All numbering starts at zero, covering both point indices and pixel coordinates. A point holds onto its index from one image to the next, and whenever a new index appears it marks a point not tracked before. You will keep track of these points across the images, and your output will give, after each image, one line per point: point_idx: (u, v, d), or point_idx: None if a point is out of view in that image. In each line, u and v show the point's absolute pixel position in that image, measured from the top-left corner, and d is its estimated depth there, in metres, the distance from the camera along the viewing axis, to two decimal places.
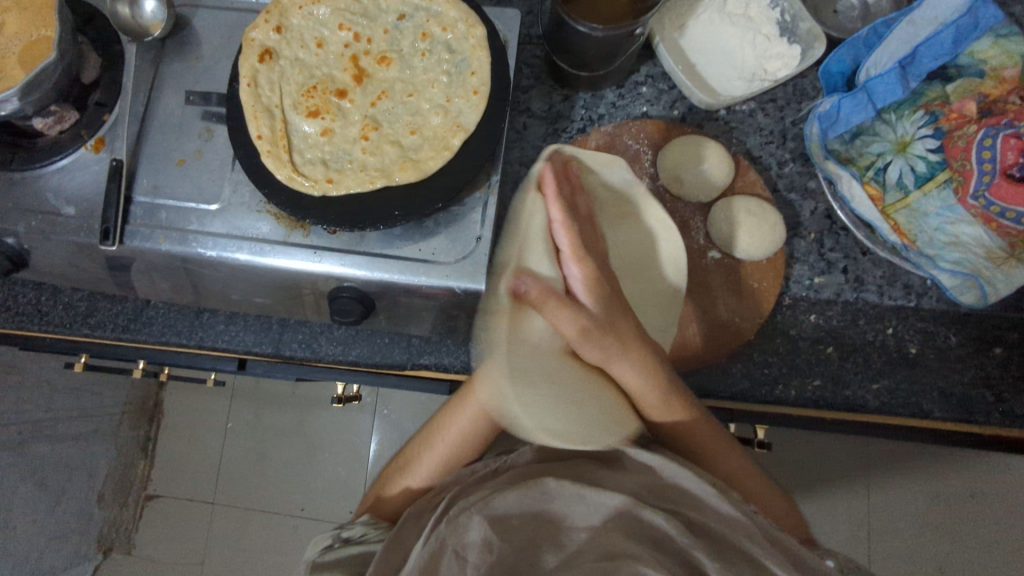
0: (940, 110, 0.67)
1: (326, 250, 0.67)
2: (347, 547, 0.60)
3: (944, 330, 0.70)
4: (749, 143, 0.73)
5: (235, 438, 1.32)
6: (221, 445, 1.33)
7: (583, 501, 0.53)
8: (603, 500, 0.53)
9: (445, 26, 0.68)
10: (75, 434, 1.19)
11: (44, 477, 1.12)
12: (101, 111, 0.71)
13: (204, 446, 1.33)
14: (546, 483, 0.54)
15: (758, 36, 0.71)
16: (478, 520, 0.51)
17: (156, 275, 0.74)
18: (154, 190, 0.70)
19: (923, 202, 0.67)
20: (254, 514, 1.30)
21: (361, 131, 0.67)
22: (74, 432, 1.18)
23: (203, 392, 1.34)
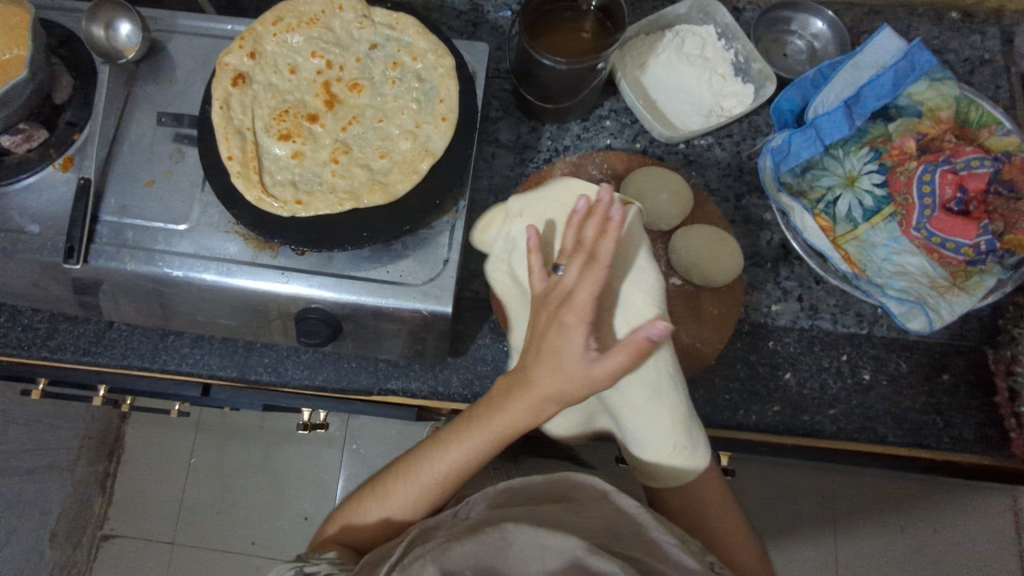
0: (883, 146, 0.71)
1: (294, 272, 0.68)
2: None
3: (895, 356, 0.73)
4: (707, 176, 0.77)
5: (198, 471, 1.28)
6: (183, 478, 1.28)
7: (540, 548, 0.48)
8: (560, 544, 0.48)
9: (415, 57, 0.70)
10: None
11: None
12: (71, 130, 0.72)
13: (165, 480, 1.29)
14: (505, 529, 0.50)
15: (713, 75, 0.76)
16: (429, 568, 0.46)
17: (122, 297, 0.73)
18: (121, 210, 0.70)
19: (869, 234, 0.70)
20: (214, 552, 1.25)
21: (331, 154, 0.68)
22: None
23: (164, 424, 1.31)
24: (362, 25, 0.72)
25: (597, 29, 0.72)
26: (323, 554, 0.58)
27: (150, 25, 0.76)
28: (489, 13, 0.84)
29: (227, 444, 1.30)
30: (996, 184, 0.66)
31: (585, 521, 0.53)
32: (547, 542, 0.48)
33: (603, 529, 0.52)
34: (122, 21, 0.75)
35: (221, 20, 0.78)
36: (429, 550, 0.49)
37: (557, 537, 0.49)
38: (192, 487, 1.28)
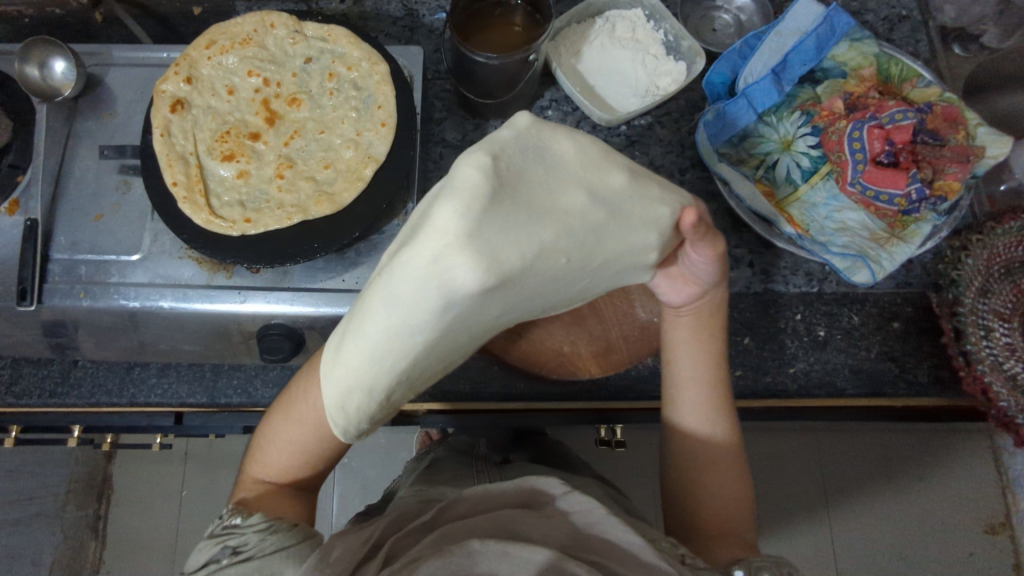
0: (813, 109, 0.73)
1: (250, 290, 0.68)
2: (236, 564, 0.48)
3: (846, 311, 0.75)
4: (650, 155, 0.79)
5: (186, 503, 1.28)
6: (172, 512, 1.28)
7: (510, 558, 0.45)
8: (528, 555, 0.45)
9: (349, 66, 0.71)
10: None
11: None
12: (14, 173, 0.72)
13: (154, 515, 1.28)
14: (470, 545, 0.45)
15: (646, 56, 0.77)
16: None
17: (84, 334, 0.73)
18: (72, 247, 0.70)
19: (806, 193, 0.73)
20: None
21: (275, 170, 0.69)
22: None
23: (148, 459, 1.30)
24: (295, 41, 0.72)
25: (527, 21, 0.73)
26: (248, 522, 0.51)
27: (84, 60, 0.76)
28: (424, 16, 0.85)
29: (213, 472, 1.29)
30: (922, 135, 0.69)
31: (556, 523, 0.50)
32: (518, 551, 0.45)
33: (575, 530, 0.50)
34: (55, 59, 0.74)
35: (156, 48, 0.78)
36: (398, 568, 0.45)
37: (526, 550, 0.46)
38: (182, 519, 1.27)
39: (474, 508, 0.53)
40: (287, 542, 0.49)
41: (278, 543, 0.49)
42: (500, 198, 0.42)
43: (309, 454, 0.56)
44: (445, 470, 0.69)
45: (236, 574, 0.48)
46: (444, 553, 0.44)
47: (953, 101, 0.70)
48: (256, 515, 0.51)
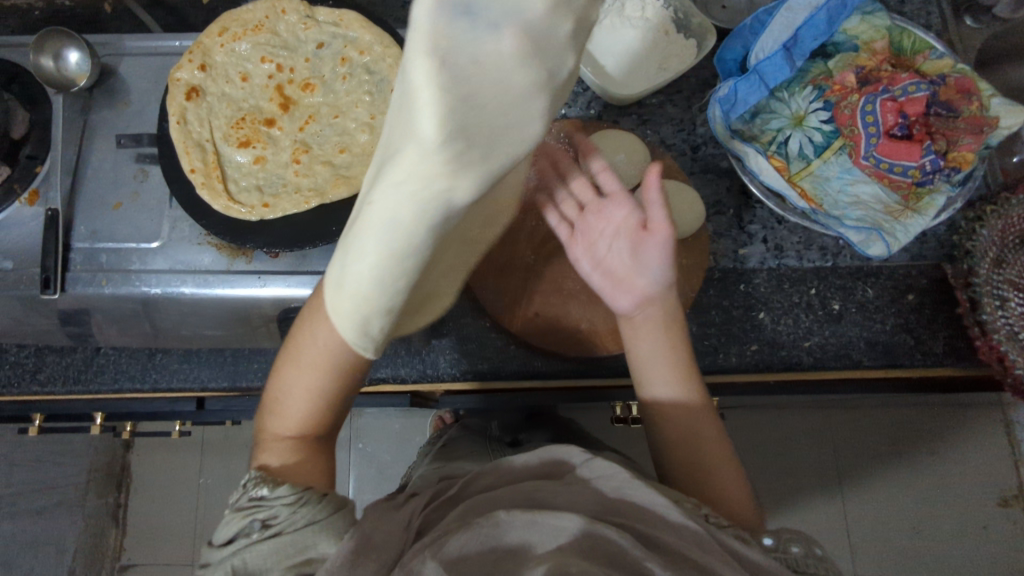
0: (825, 84, 0.73)
1: (271, 274, 0.69)
2: (265, 537, 0.46)
3: (861, 284, 0.75)
4: (662, 133, 0.79)
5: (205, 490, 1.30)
6: (191, 498, 1.30)
7: (537, 526, 0.46)
8: (559, 522, 0.46)
9: (362, 50, 0.71)
10: None
11: None
12: (33, 163, 0.73)
13: (174, 502, 1.30)
14: (498, 516, 0.47)
15: (656, 35, 0.77)
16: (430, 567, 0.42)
17: (106, 321, 0.74)
18: (93, 235, 0.71)
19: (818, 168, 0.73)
20: None
21: (292, 155, 0.69)
22: None
23: (167, 446, 1.32)
24: (307, 26, 0.73)
25: None
26: (277, 492, 0.49)
27: (98, 50, 0.77)
28: None
29: (231, 457, 1.30)
30: (935, 106, 0.68)
31: (581, 491, 0.51)
32: (546, 519, 0.46)
33: (602, 497, 0.50)
34: (69, 50, 0.75)
35: (168, 37, 0.78)
36: (430, 541, 0.46)
37: (554, 517, 0.46)
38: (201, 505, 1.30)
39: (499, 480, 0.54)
40: (317, 515, 0.48)
41: (309, 517, 0.47)
42: (481, 109, 0.38)
43: (328, 403, 0.55)
44: (467, 448, 0.71)
45: (267, 550, 0.45)
46: (471, 527, 0.46)
47: (966, 72, 0.70)
48: (283, 486, 0.49)
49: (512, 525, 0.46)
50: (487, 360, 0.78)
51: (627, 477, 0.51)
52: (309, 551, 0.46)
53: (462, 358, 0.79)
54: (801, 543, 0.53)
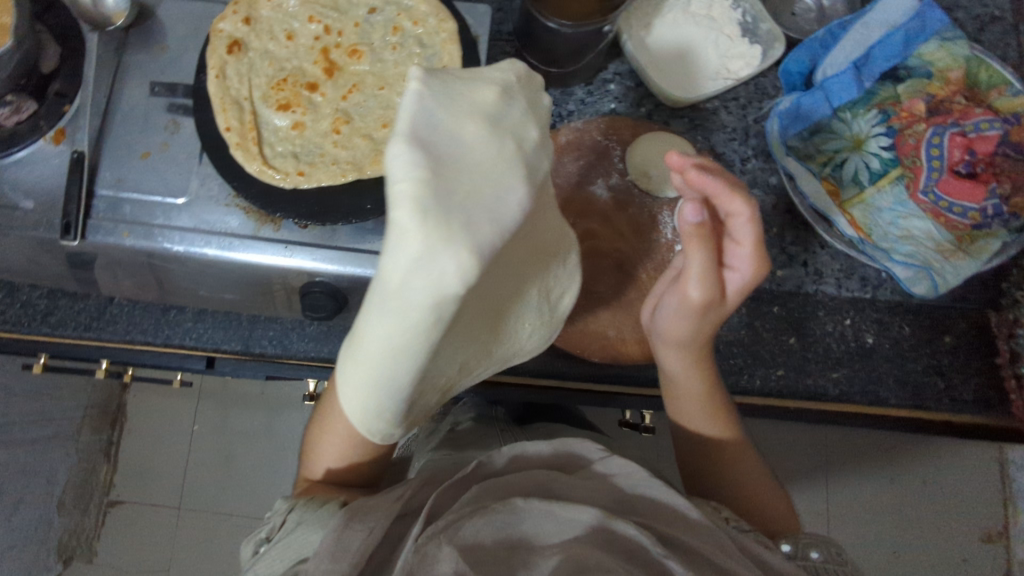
0: (892, 109, 0.70)
1: (298, 245, 0.67)
2: (271, 550, 0.49)
3: (898, 320, 0.74)
4: (712, 141, 0.76)
5: (200, 441, 1.30)
6: (185, 447, 1.30)
7: (554, 516, 0.46)
8: (573, 513, 0.46)
9: (415, 21, 0.69)
10: (31, 437, 1.15)
11: None
12: (61, 102, 0.70)
13: (167, 450, 1.30)
14: (515, 502, 0.46)
15: (720, 36, 0.74)
16: (447, 552, 0.42)
17: (122, 272, 0.72)
18: (117, 184, 0.69)
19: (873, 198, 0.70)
20: (221, 518, 1.28)
21: (332, 124, 0.66)
22: (30, 435, 1.15)
23: (166, 395, 1.31)
24: None
25: None
26: (274, 510, 0.53)
27: None
28: None
29: (228, 409, 1.32)
30: (1003, 146, 0.66)
31: (594, 484, 0.51)
32: (562, 511, 0.46)
33: (617, 490, 0.51)
34: None
35: None
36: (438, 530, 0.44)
37: (570, 509, 0.46)
38: (195, 454, 1.30)
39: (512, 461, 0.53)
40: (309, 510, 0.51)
41: (296, 521, 0.50)
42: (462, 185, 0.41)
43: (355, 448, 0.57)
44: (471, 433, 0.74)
45: (274, 558, 0.49)
46: (486, 512, 0.45)
47: None
48: (278, 503, 0.54)
49: (531, 513, 0.46)
50: None
51: (647, 476, 0.51)
52: (302, 552, 0.47)
53: None
54: (818, 547, 0.55)
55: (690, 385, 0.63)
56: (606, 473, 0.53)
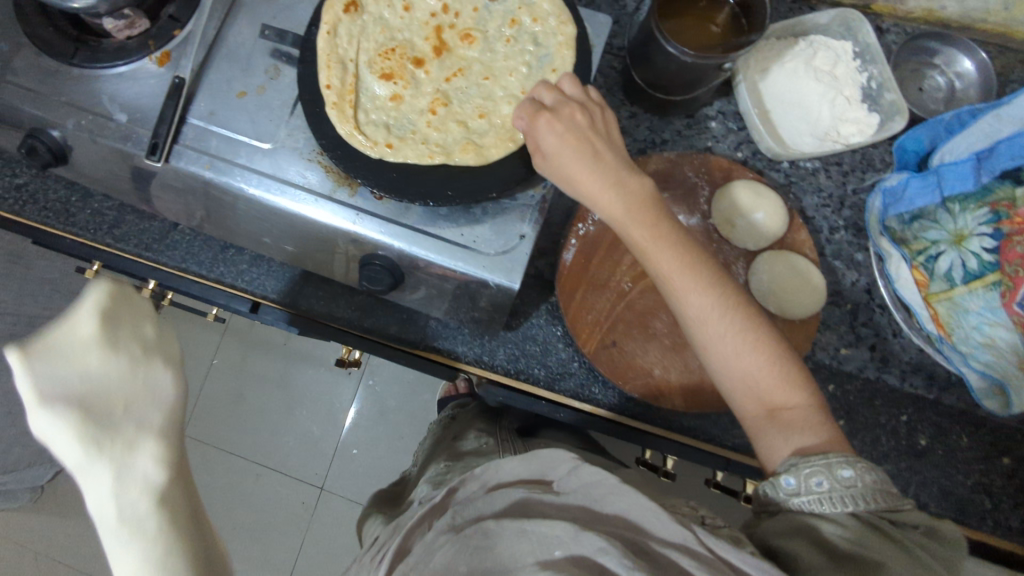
0: (1005, 211, 0.60)
1: (368, 215, 0.66)
2: None
3: (957, 429, 0.70)
4: (805, 202, 0.75)
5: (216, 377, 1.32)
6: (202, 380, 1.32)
7: (525, 534, 0.45)
8: (547, 527, 0.45)
9: (536, 17, 0.67)
10: None
11: None
12: (172, 26, 0.71)
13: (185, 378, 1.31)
14: (487, 526, 0.47)
15: (838, 96, 0.71)
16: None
17: (194, 201, 0.73)
18: (208, 116, 0.69)
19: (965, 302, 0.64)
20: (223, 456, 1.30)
21: (430, 103, 0.66)
22: None
23: (196, 324, 1.34)
24: None
25: (730, 23, 0.69)
26: None
27: None
28: None
29: (249, 350, 1.34)
30: None
31: (566, 503, 0.49)
32: (534, 528, 0.45)
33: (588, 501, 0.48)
34: None
35: None
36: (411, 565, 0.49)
37: (541, 524, 0.45)
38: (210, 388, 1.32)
39: (486, 489, 0.54)
40: None
41: None
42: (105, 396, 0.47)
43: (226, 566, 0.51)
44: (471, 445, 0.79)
45: None
46: (460, 539, 0.47)
47: None
48: None
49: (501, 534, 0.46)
50: (546, 367, 0.76)
51: (617, 484, 0.47)
52: None
53: (521, 356, 0.76)
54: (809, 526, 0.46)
55: (691, 307, 0.56)
56: (569, 483, 0.50)
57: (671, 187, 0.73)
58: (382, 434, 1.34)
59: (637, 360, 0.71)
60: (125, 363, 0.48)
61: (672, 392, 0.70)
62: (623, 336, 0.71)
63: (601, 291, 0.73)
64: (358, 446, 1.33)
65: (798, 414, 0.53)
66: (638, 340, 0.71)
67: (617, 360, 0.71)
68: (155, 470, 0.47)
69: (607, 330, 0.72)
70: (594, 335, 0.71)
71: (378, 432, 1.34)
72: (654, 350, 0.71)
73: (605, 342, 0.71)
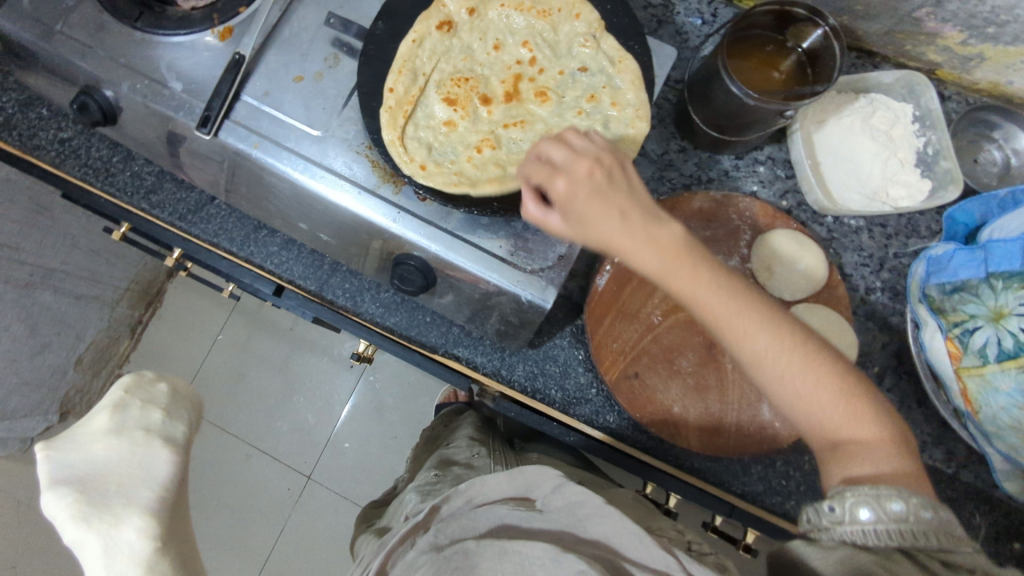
0: None
1: (408, 215, 0.66)
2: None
3: (972, 507, 0.69)
4: (844, 258, 0.75)
5: (222, 351, 1.34)
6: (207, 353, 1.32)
7: (506, 553, 0.44)
8: (526, 548, 0.44)
9: (615, 101, 0.67)
10: (77, 291, 1.15)
11: (35, 324, 1.06)
12: (238, 3, 0.71)
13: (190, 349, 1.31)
14: (468, 545, 0.46)
15: (892, 157, 0.71)
16: None
17: (236, 176, 0.72)
18: (263, 95, 0.69)
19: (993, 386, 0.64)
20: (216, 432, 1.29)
21: (479, 141, 0.67)
22: (76, 290, 1.14)
23: (208, 299, 1.36)
24: (585, 44, 0.68)
25: (793, 70, 0.69)
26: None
27: None
28: (679, 14, 0.80)
29: (257, 330, 1.36)
30: None
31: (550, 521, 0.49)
32: (514, 545, 0.45)
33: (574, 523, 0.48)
34: None
35: None
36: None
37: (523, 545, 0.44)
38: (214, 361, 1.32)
39: (471, 505, 0.54)
40: None
41: None
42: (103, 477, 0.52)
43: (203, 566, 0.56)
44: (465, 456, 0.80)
45: None
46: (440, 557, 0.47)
47: None
48: None
49: (484, 554, 0.45)
50: (563, 390, 0.75)
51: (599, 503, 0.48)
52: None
53: (539, 375, 0.75)
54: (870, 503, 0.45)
55: (709, 305, 0.53)
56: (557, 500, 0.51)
57: (713, 228, 0.73)
58: (376, 432, 1.33)
59: (657, 394, 0.70)
60: (126, 443, 0.54)
61: (687, 432, 0.69)
62: (647, 367, 0.71)
63: (630, 318, 0.72)
64: (350, 440, 1.32)
65: (861, 433, 0.50)
66: (661, 374, 0.70)
67: (638, 391, 0.70)
68: (164, 471, 0.55)
69: (630, 360, 0.71)
70: (617, 362, 0.71)
71: (372, 429, 1.33)
72: (676, 389, 0.70)
73: (629, 371, 0.71)
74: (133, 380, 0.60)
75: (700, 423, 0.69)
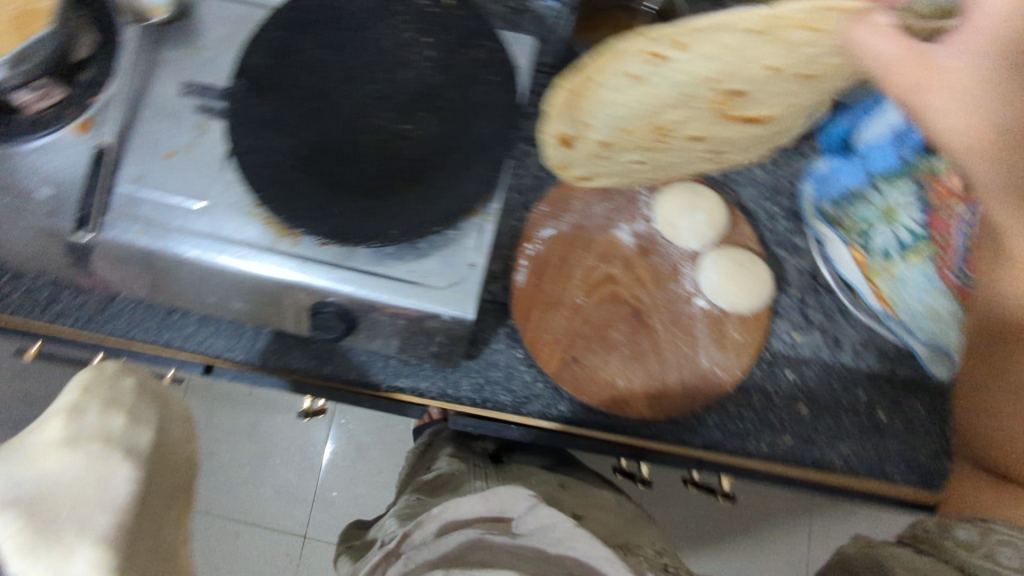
0: (927, 183, 0.69)
1: (312, 262, 0.65)
2: None
3: (910, 397, 0.73)
4: (742, 195, 0.79)
5: None
6: None
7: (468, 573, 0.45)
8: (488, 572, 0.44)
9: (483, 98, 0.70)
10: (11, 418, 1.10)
11: None
12: (90, 92, 0.69)
13: None
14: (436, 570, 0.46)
15: None
16: None
17: (124, 265, 0.69)
18: (137, 181, 0.67)
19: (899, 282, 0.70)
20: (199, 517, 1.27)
21: None
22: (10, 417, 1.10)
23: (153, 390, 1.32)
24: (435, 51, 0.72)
25: None
26: None
27: None
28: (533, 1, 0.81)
29: None
30: None
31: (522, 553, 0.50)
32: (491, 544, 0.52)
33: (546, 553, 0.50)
34: None
35: None
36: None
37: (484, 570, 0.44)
38: None
39: (442, 528, 0.56)
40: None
41: None
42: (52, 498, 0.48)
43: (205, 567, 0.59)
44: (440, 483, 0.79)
45: None
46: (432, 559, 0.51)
47: None
48: None
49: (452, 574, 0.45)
50: (511, 392, 0.75)
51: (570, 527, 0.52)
52: None
53: (485, 384, 0.75)
54: (1012, 543, 0.51)
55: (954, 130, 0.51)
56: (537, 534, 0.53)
57: (613, 199, 0.78)
58: (360, 474, 1.31)
59: (601, 373, 0.71)
60: (82, 455, 0.51)
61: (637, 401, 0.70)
62: (584, 349, 0.72)
63: (556, 304, 0.73)
64: (336, 488, 1.30)
65: None
66: (597, 352, 0.72)
67: (582, 374, 0.71)
68: (125, 490, 0.50)
69: (566, 346, 0.72)
70: (556, 352, 0.71)
71: (355, 472, 1.31)
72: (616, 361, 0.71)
73: (568, 357, 0.71)
74: (95, 376, 0.59)
75: (645, 387, 0.71)
